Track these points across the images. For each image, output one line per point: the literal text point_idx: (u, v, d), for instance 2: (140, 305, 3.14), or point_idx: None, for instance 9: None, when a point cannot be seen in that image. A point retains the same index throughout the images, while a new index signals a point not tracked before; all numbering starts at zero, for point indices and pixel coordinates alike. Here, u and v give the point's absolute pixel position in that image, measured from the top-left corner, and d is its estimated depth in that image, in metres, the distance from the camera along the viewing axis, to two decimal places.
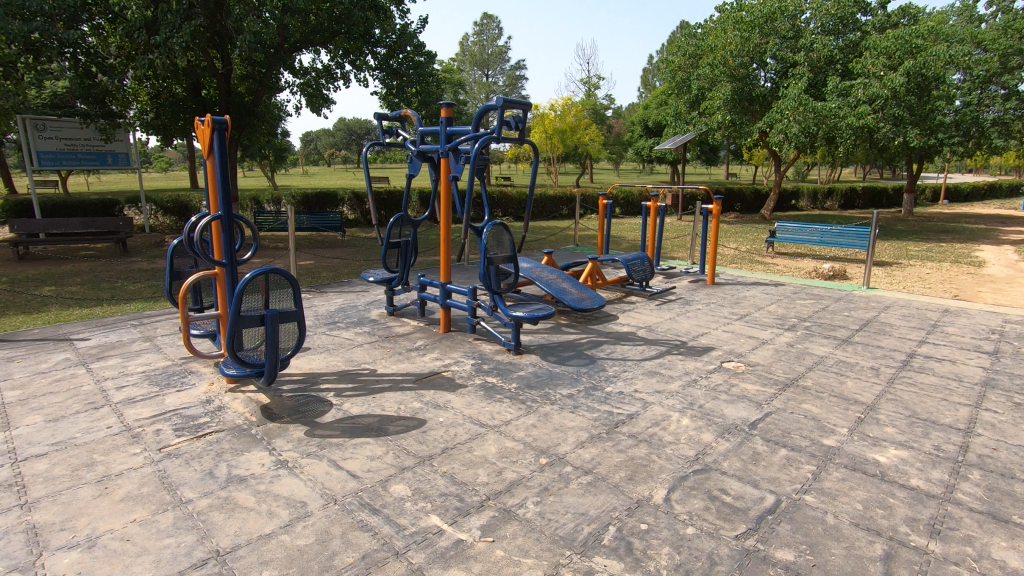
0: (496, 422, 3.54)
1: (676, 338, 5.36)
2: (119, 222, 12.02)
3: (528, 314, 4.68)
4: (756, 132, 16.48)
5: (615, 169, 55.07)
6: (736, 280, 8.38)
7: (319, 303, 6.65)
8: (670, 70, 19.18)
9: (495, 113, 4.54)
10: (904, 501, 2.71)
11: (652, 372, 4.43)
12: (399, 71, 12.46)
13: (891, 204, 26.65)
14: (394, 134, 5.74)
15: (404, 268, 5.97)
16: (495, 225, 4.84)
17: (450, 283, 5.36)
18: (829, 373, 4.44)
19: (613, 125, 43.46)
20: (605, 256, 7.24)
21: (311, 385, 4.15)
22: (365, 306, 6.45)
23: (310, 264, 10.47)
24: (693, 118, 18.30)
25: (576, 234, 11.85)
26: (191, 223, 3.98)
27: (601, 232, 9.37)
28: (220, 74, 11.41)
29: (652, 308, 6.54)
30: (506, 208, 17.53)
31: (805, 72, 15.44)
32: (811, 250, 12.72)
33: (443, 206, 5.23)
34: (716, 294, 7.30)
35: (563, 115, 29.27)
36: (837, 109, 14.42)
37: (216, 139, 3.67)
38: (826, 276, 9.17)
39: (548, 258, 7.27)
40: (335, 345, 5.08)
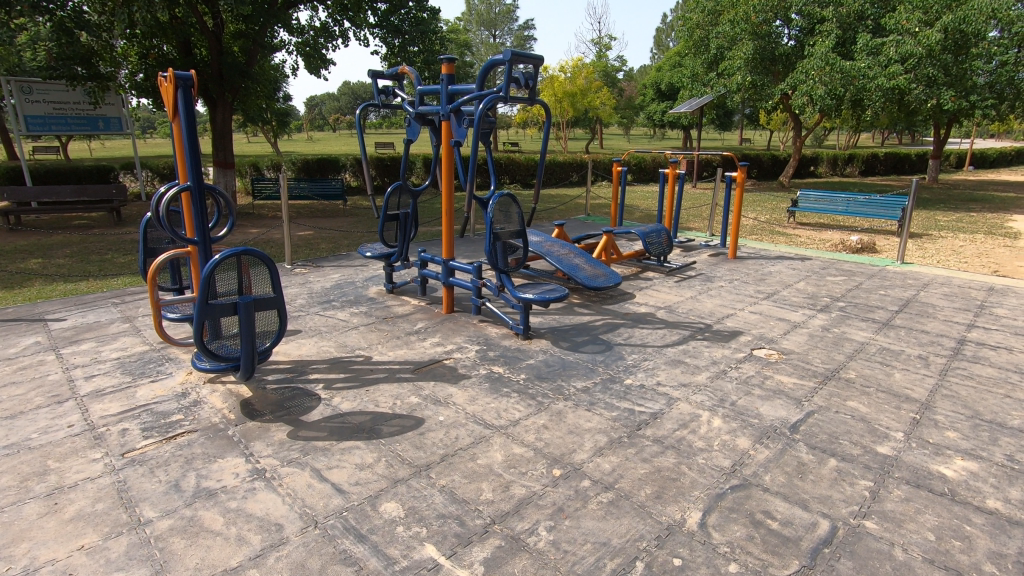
0: (502, 423, 3.14)
1: (700, 321, 4.91)
2: (112, 189, 11.57)
3: (538, 296, 4.21)
4: (778, 94, 15.63)
5: (625, 135, 53.73)
6: (759, 253, 7.87)
7: (314, 279, 6.24)
8: (688, 29, 18.16)
9: (503, 70, 3.97)
10: (983, 530, 2.30)
11: (675, 361, 3.99)
12: (400, 28, 11.71)
13: (914, 171, 25.64)
14: (392, 93, 5.18)
15: (402, 243, 5.51)
16: (502, 196, 4.36)
17: (452, 260, 4.91)
18: (873, 364, 4.00)
19: (625, 88, 41.98)
20: (620, 229, 6.75)
21: (299, 375, 3.75)
22: (363, 282, 6.04)
23: (309, 234, 10.03)
24: (711, 79, 17.39)
25: (588, 203, 11.31)
26: (159, 196, 3.53)
27: (615, 201, 8.83)
28: (210, 33, 10.80)
29: (671, 285, 6.08)
30: (514, 174, 16.90)
31: (833, 29, 14.46)
32: (834, 220, 12.13)
33: (444, 175, 4.73)
34: (739, 270, 6.83)
35: (574, 77, 28.22)
36: (866, 69, 13.62)
37: (181, 98, 3.20)
38: (854, 249, 8.64)
39: (559, 230, 6.75)
40: (328, 327, 4.68)
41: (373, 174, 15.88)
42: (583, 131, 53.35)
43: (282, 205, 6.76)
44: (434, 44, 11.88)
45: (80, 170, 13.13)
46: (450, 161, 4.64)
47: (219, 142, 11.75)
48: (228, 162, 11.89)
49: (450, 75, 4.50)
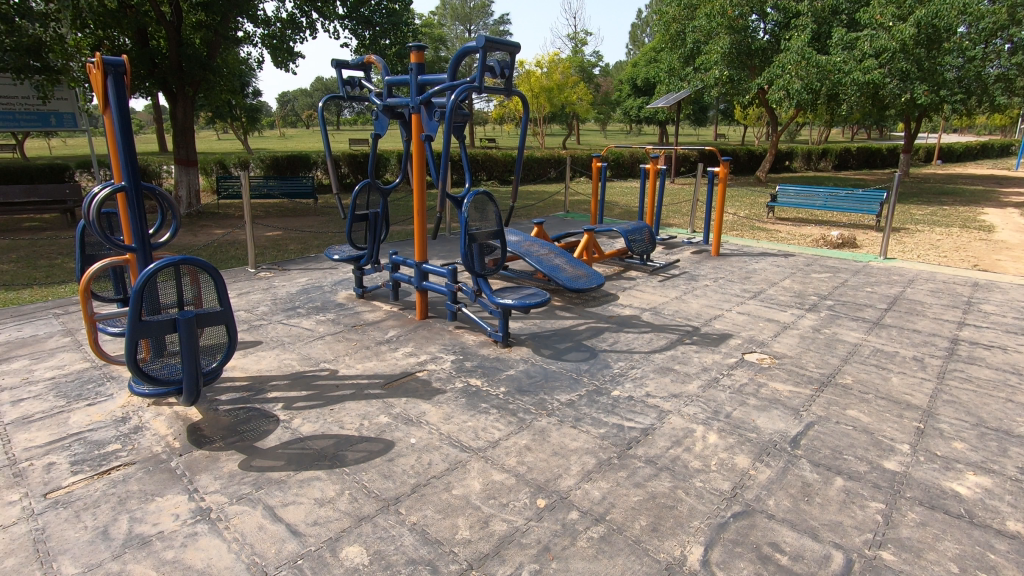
0: (481, 444, 2.85)
1: (687, 324, 4.69)
2: (65, 188, 10.94)
3: (518, 301, 3.92)
4: (755, 89, 15.61)
5: (602, 131, 53.75)
6: (742, 250, 7.72)
7: (279, 283, 5.86)
8: (664, 23, 18.03)
9: (477, 58, 3.67)
10: (1008, 558, 2.10)
11: (664, 369, 3.75)
12: (371, 19, 11.27)
13: (885, 165, 26.04)
14: (357, 84, 4.82)
15: (372, 246, 5.16)
16: (478, 194, 4.06)
17: (425, 263, 4.60)
18: (868, 368, 3.82)
19: (601, 83, 41.88)
20: (601, 227, 6.51)
21: (255, 394, 3.41)
22: (332, 287, 5.68)
23: (277, 234, 9.59)
24: (688, 73, 17.30)
25: (567, 200, 11.06)
26: (90, 196, 3.13)
27: (596, 198, 8.59)
28: (169, 24, 10.30)
29: (656, 285, 5.87)
30: (491, 170, 16.59)
31: (808, 23, 14.44)
32: (812, 215, 12.11)
33: (414, 172, 4.41)
34: (723, 268, 6.65)
35: (550, 72, 28.00)
36: (841, 63, 13.65)
37: (111, 86, 2.81)
38: (835, 244, 8.57)
39: (538, 229, 6.47)
40: (292, 338, 4.33)
41: (346, 171, 15.40)
42: (559, 127, 53.17)
43: (244, 205, 6.34)
44: (406, 36, 11.47)
45: (31, 168, 12.38)
46: (421, 156, 4.34)
47: (181, 139, 11.14)
48: (190, 159, 11.29)
49: (419, 65, 4.18)
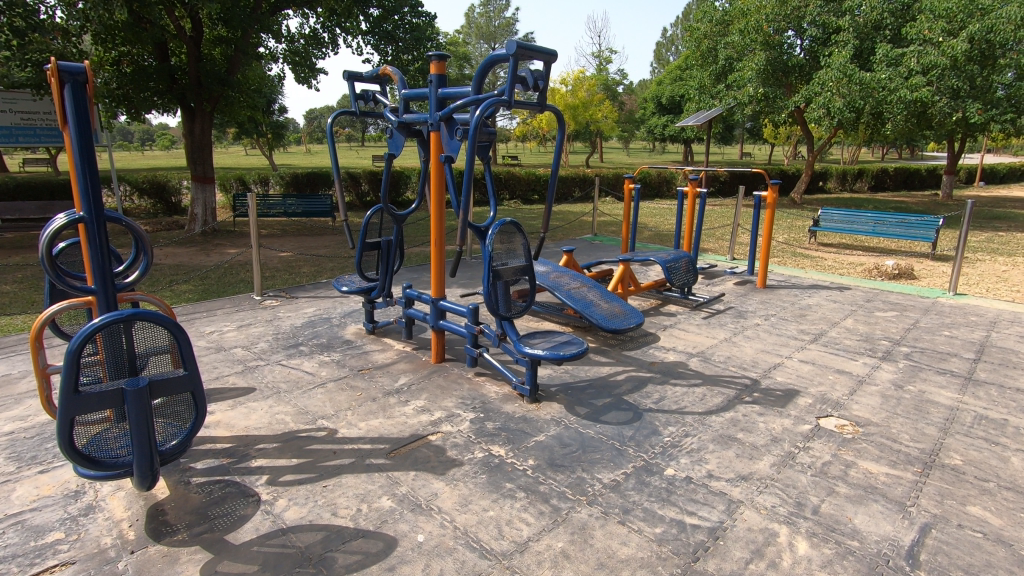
0: (507, 548, 2.26)
1: (744, 375, 4.04)
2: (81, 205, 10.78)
3: (550, 351, 3.32)
4: (791, 106, 14.95)
5: (625, 149, 53.25)
6: (790, 281, 7.03)
7: (285, 314, 5.37)
8: (695, 39, 17.51)
9: (507, 67, 3.13)
10: None
11: (726, 438, 3.11)
12: (394, 34, 10.94)
13: (924, 186, 24.94)
14: (371, 98, 4.33)
15: (384, 277, 4.58)
16: (504, 224, 3.51)
17: (443, 299, 4.05)
18: (980, 443, 3.12)
19: (626, 101, 41.49)
20: (637, 255, 5.91)
21: (238, 461, 2.87)
22: (341, 320, 5.16)
23: (292, 255, 9.19)
24: (720, 91, 16.72)
25: (595, 222, 10.51)
26: (46, 231, 2.65)
27: (628, 222, 8.01)
28: (189, 39, 10.11)
29: (701, 324, 5.23)
30: (514, 189, 16.13)
31: (850, 39, 13.75)
32: (857, 240, 11.33)
33: (433, 196, 3.88)
34: (774, 304, 5.98)
35: (575, 89, 27.72)
36: (886, 80, 12.87)
37: (71, 96, 2.38)
38: (891, 275, 7.81)
39: (568, 257, 5.90)
40: (289, 385, 3.80)
41: (367, 189, 15.07)
42: (583, 145, 52.93)
43: (252, 229, 5.92)
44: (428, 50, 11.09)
45: (53, 183, 12.24)
46: (441, 177, 3.82)
47: (197, 155, 10.92)
48: (207, 176, 11.07)
49: (440, 76, 3.67)
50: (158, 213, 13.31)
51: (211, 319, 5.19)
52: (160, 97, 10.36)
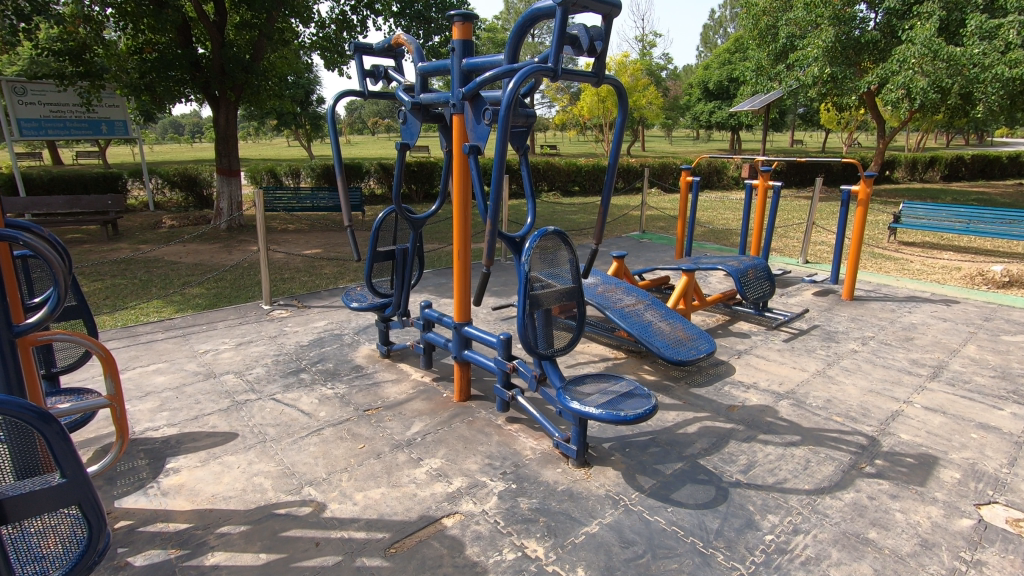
0: None
1: (855, 429, 3.12)
2: (107, 200, 10.50)
3: (605, 408, 2.45)
4: (864, 87, 13.47)
5: (667, 138, 51.23)
6: (881, 291, 5.95)
7: (291, 330, 4.70)
8: (752, 16, 16.10)
9: (552, 22, 2.27)
10: None
11: (857, 542, 2.22)
12: (425, 14, 10.11)
13: (1004, 175, 22.64)
14: (383, 74, 3.50)
15: (399, 292, 3.80)
16: (545, 235, 2.68)
17: (468, 326, 3.26)
18: None
19: (670, 86, 39.73)
20: (700, 263, 4.98)
21: (189, 557, 2.15)
22: (353, 339, 4.45)
23: (315, 254, 8.60)
24: (780, 72, 15.33)
25: (643, 218, 9.52)
26: None
27: (684, 220, 7.05)
28: (212, 23, 9.56)
29: (784, 352, 4.29)
30: (553, 181, 15.23)
31: (935, 10, 12.15)
32: (942, 238, 10.00)
33: (455, 197, 3.09)
34: (868, 322, 4.97)
35: (619, 74, 26.41)
36: (979, 56, 11.30)
37: None
38: (1000, 283, 6.63)
39: (619, 264, 5.02)
40: (279, 431, 3.09)
41: None
42: (623, 134, 51.26)
43: (260, 231, 5.26)
44: None
45: (86, 177, 12.04)
46: (465, 172, 3.01)
47: (223, 147, 10.47)
48: (233, 169, 10.61)
49: (465, 43, 2.84)
50: (189, 207, 13.02)
51: (210, 335, 4.56)
52: (184, 86, 9.83)
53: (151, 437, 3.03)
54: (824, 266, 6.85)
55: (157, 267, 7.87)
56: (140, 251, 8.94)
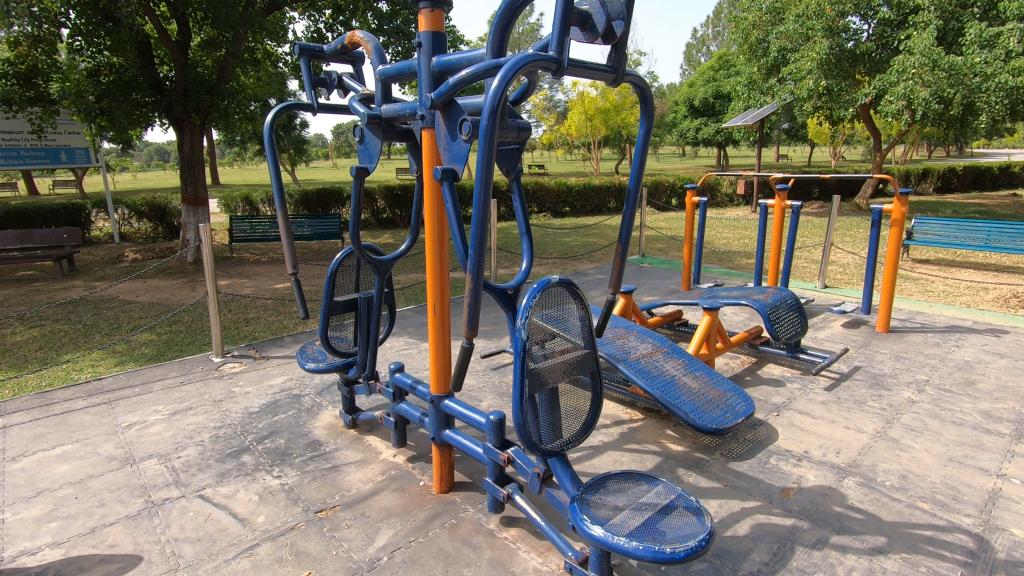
0: None
1: (953, 523, 2.41)
2: (62, 233, 9.72)
3: (641, 536, 1.72)
4: (861, 100, 13.10)
5: (653, 155, 51.22)
6: (918, 321, 5.31)
7: (241, 391, 3.94)
8: (742, 31, 15.83)
9: None
10: None
11: None
12: (405, 30, 9.50)
13: (995, 186, 22.42)
14: (337, 83, 2.77)
15: (364, 350, 3.07)
16: (548, 285, 1.97)
17: (448, 398, 2.55)
18: None
19: (657, 104, 39.73)
20: (720, 299, 4.31)
21: None
22: (314, 403, 3.70)
23: (287, 289, 7.85)
24: (772, 86, 15.03)
25: (642, 240, 8.87)
26: None
27: (690, 243, 6.42)
28: (175, 43, 8.90)
29: (830, 405, 3.60)
30: (543, 202, 14.67)
31: (932, 19, 11.77)
32: (955, 254, 9.46)
33: (428, 235, 2.37)
34: (915, 361, 4.30)
35: (606, 92, 26.14)
36: (981, 65, 10.77)
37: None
38: None
39: (627, 300, 4.36)
40: (198, 550, 2.33)
41: (382, 206, 13.40)
42: (610, 152, 51.18)
43: (208, 272, 4.51)
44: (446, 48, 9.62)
45: (45, 209, 11.23)
46: (440, 203, 2.30)
47: (189, 174, 9.76)
48: (199, 198, 9.87)
49: (435, 36, 2.16)
50: (158, 239, 12.24)
51: (142, 401, 3.80)
52: (148, 110, 9.16)
53: (23, 568, 2.25)
54: (846, 291, 6.23)
55: (109, 308, 7.08)
56: (95, 289, 8.17)
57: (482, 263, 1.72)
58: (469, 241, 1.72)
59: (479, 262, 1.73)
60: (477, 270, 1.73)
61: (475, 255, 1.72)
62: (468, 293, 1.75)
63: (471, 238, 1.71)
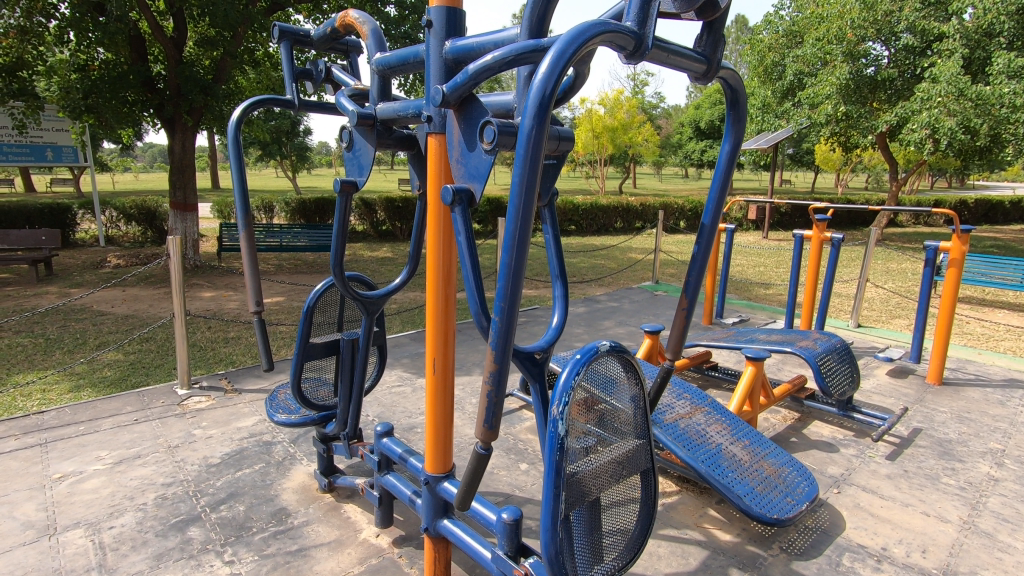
0: None
1: None
2: (40, 234, 9.15)
3: None
4: (881, 127, 12.66)
5: (658, 176, 51.03)
6: (972, 373, 4.74)
7: (204, 435, 3.36)
8: (757, 53, 15.51)
9: None
10: None
11: None
12: (412, 36, 9.01)
13: (1007, 221, 21.98)
14: (325, 75, 2.24)
15: (344, 403, 2.52)
16: (594, 353, 1.42)
17: (447, 480, 1.99)
18: None
19: (664, 125, 39.56)
20: (760, 344, 3.76)
21: None
22: (287, 456, 3.13)
23: (275, 304, 7.28)
24: (787, 110, 14.67)
25: (656, 265, 8.33)
26: None
27: (714, 273, 5.90)
28: (170, 40, 8.44)
29: (898, 480, 3.02)
30: None
31: (957, 47, 11.36)
32: (985, 293, 8.93)
33: (430, 273, 1.83)
34: (984, 425, 3.73)
35: (614, 110, 25.85)
36: (1010, 95, 10.18)
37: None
38: None
39: (652, 340, 3.82)
40: None
41: (382, 218, 12.90)
42: (614, 171, 50.93)
43: (177, 291, 3.94)
44: None
45: (28, 208, 10.70)
46: (447, 232, 1.76)
47: (178, 178, 9.21)
48: (189, 203, 9.34)
49: (449, 10, 1.63)
50: (147, 243, 11.68)
51: (84, 445, 3.21)
52: (140, 109, 8.70)
53: None
54: (885, 334, 5.66)
55: (79, 320, 6.51)
56: (68, 298, 7.58)
57: (510, 333, 1.18)
58: (493, 300, 1.19)
59: (505, 333, 1.18)
60: (502, 342, 1.19)
61: (501, 322, 1.18)
62: (488, 376, 1.21)
63: (494, 296, 1.18)
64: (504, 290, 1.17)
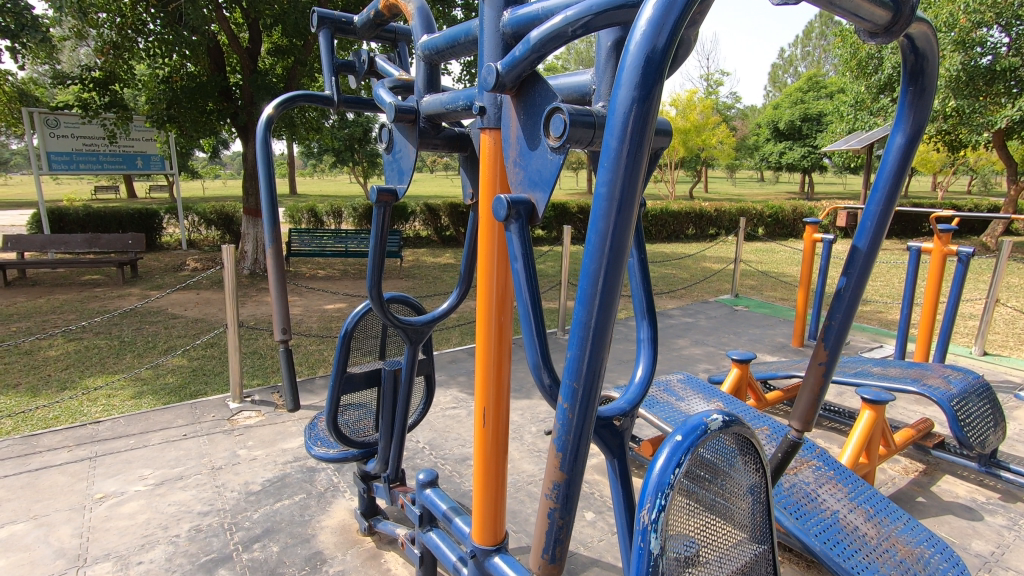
0: None
1: None
2: (127, 239, 9.61)
3: None
4: (1002, 122, 11.38)
5: (730, 180, 48.79)
6: None
7: (248, 455, 3.18)
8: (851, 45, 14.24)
9: None
10: None
11: None
12: None
13: None
14: (368, 66, 1.93)
15: (385, 440, 2.22)
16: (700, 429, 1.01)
17: (496, 555, 1.63)
18: None
19: (739, 126, 37.69)
20: (875, 379, 3.16)
21: None
22: (330, 486, 2.88)
23: (337, 311, 7.23)
24: (886, 107, 13.41)
25: (735, 277, 7.64)
26: None
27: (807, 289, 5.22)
28: (245, 50, 8.63)
29: None
30: None
31: None
32: None
33: (480, 303, 1.47)
34: None
35: (688, 112, 24.86)
36: None
37: None
38: None
39: (741, 370, 3.30)
40: None
41: (446, 223, 12.81)
42: (685, 176, 49.15)
43: (230, 302, 3.82)
44: None
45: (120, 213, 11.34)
46: (501, 255, 1.42)
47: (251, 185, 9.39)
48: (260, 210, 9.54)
49: None
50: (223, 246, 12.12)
51: (131, 462, 3.09)
52: (217, 118, 8.95)
53: None
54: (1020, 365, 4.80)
55: (152, 323, 6.68)
56: (146, 301, 7.87)
57: (585, 425, 0.86)
58: (561, 377, 0.86)
59: (578, 427, 0.86)
60: (573, 438, 0.87)
61: (573, 410, 0.86)
62: (551, 485, 0.90)
63: (564, 371, 0.85)
64: (577, 364, 0.84)
